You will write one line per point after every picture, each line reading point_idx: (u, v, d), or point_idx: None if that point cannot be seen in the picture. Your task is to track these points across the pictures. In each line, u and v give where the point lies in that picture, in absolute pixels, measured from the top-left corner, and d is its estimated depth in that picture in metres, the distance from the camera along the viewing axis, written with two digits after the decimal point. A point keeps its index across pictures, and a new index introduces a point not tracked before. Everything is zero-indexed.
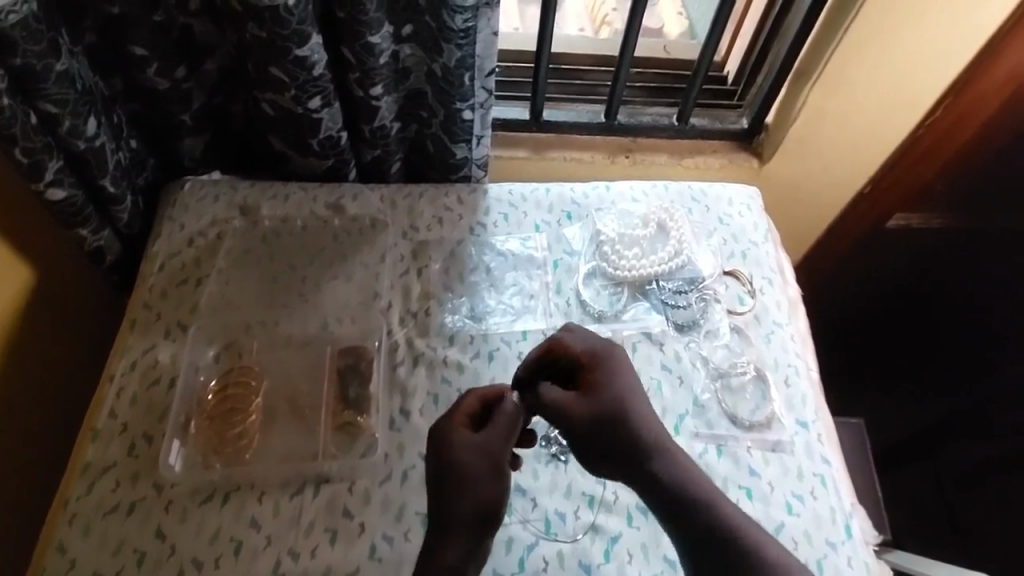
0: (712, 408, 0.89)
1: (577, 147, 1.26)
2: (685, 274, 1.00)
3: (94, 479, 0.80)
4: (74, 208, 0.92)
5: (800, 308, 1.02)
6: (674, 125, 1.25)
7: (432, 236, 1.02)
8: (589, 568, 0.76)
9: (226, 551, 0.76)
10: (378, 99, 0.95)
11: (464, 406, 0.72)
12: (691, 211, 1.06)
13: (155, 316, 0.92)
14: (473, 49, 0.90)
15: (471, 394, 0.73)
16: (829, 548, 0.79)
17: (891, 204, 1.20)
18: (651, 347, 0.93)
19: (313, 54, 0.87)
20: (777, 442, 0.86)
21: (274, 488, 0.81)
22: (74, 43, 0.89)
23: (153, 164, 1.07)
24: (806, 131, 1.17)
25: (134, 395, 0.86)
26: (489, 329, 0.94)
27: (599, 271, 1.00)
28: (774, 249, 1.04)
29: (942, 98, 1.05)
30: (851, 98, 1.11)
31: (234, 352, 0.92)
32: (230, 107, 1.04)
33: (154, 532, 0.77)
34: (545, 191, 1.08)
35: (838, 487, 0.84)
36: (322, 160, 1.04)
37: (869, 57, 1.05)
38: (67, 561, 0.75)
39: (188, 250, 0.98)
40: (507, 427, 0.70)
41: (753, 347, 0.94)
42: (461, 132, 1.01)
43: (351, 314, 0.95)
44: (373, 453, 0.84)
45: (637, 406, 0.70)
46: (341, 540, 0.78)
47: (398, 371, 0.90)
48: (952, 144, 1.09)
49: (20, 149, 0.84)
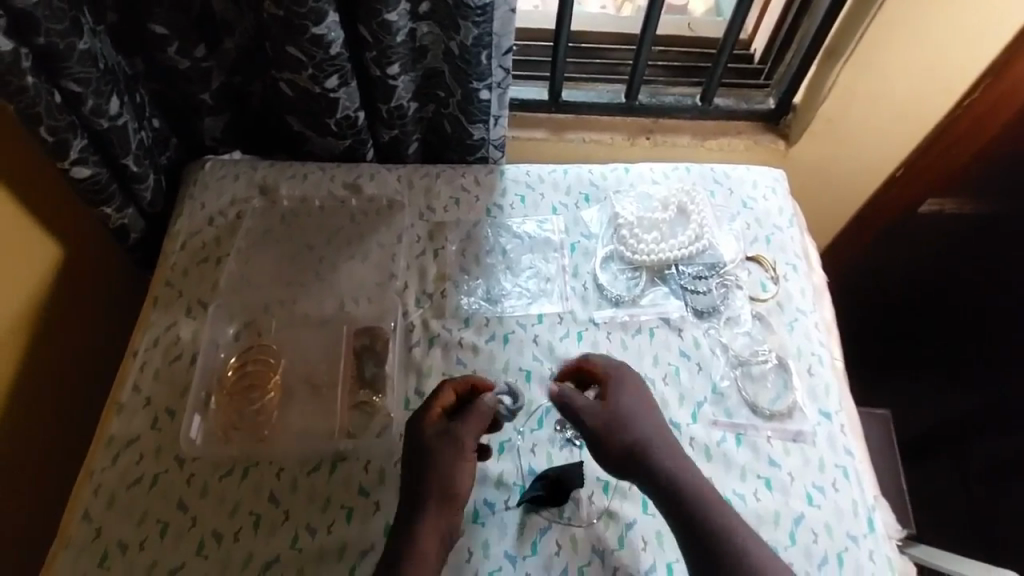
0: (732, 396, 0.88)
1: (596, 128, 1.24)
2: (706, 259, 0.98)
3: (119, 452, 0.82)
4: (98, 186, 0.94)
5: (825, 296, 1.00)
6: (697, 106, 1.22)
7: (449, 217, 1.02)
8: (603, 553, 0.77)
9: (245, 524, 0.78)
10: (396, 78, 0.95)
11: (441, 396, 0.77)
12: (714, 194, 1.04)
13: (177, 293, 0.94)
14: (491, 26, 0.89)
15: (451, 385, 0.78)
16: (850, 541, 0.78)
17: (924, 188, 1.15)
18: (669, 333, 0.92)
19: (329, 33, 0.86)
20: (798, 432, 0.85)
21: (292, 464, 0.82)
22: (97, 22, 0.89)
23: (175, 143, 1.09)
24: (834, 114, 1.17)
25: (157, 370, 0.88)
26: (504, 313, 0.94)
27: (616, 254, 0.99)
28: (799, 235, 1.02)
29: (981, 78, 0.99)
30: (882, 73, 1.08)
31: (254, 331, 0.93)
32: (250, 87, 1.04)
33: (176, 505, 0.79)
34: (562, 172, 1.06)
35: (861, 479, 0.83)
36: (340, 139, 1.04)
37: (899, 37, 1.04)
38: (94, 530, 0.77)
39: (209, 228, 1.00)
40: (482, 420, 0.75)
41: (775, 335, 0.93)
42: (478, 112, 1.00)
43: (367, 294, 0.96)
44: (388, 434, 0.84)
45: (644, 412, 0.78)
46: (357, 518, 0.79)
47: (414, 352, 0.90)
48: (992, 128, 1.02)
49: (45, 128, 0.85)
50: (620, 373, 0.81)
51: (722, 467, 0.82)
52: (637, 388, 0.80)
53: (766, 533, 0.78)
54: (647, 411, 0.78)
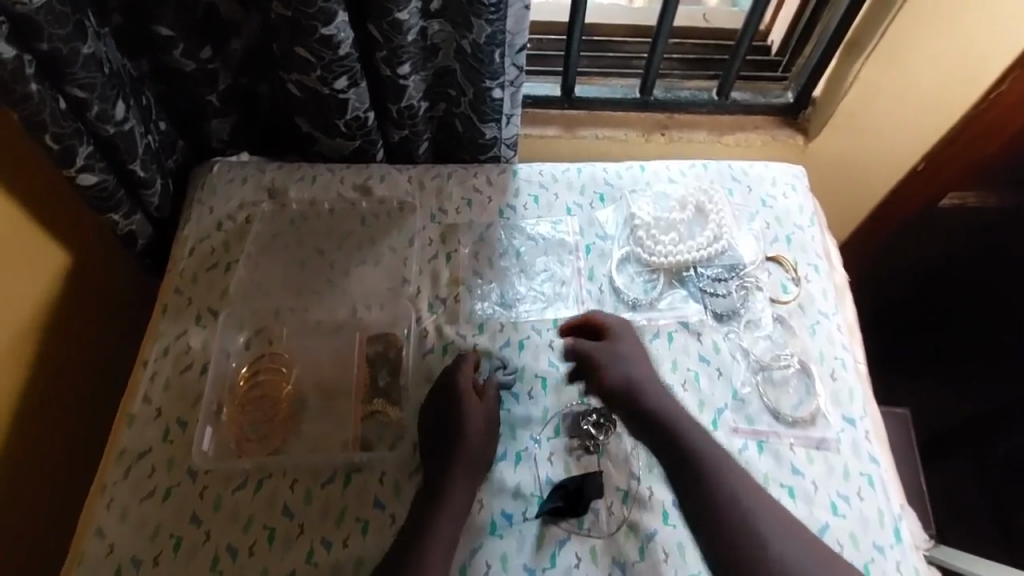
0: (753, 402, 0.85)
1: (609, 123, 1.21)
2: (725, 260, 0.95)
3: (131, 465, 0.81)
4: (105, 192, 0.92)
5: (847, 296, 0.97)
6: (713, 100, 1.19)
7: (461, 220, 1.00)
8: (623, 565, 0.75)
9: (259, 538, 0.77)
10: (406, 78, 0.92)
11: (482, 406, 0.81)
12: (732, 192, 1.01)
13: (187, 300, 0.93)
14: (504, 24, 0.86)
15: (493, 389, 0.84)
16: (876, 552, 0.76)
17: (943, 184, 1.11)
18: (688, 337, 0.90)
19: (339, 33, 0.83)
20: (821, 439, 0.83)
21: (306, 476, 0.81)
22: (101, 25, 0.87)
23: (182, 146, 1.07)
24: (855, 107, 1.13)
25: (167, 381, 0.87)
26: (519, 318, 0.92)
27: (633, 256, 0.96)
28: (821, 234, 0.99)
29: (1006, 73, 0.93)
30: (907, 64, 1.04)
31: (265, 339, 0.92)
32: (256, 88, 1.02)
33: (189, 519, 0.78)
34: (577, 171, 1.04)
35: (887, 488, 0.80)
36: (349, 141, 1.02)
37: (930, 25, 0.99)
38: (107, 545, 0.77)
39: (218, 233, 0.98)
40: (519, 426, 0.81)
41: (798, 339, 0.90)
42: (491, 111, 0.98)
43: (379, 300, 0.94)
44: (403, 444, 0.83)
45: (636, 361, 0.83)
46: (373, 531, 0.77)
47: (428, 359, 0.89)
48: (1011, 126, 0.98)
49: (50, 136, 0.83)
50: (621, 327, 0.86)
51: None
52: (636, 341, 0.85)
53: None
54: (643, 361, 0.83)
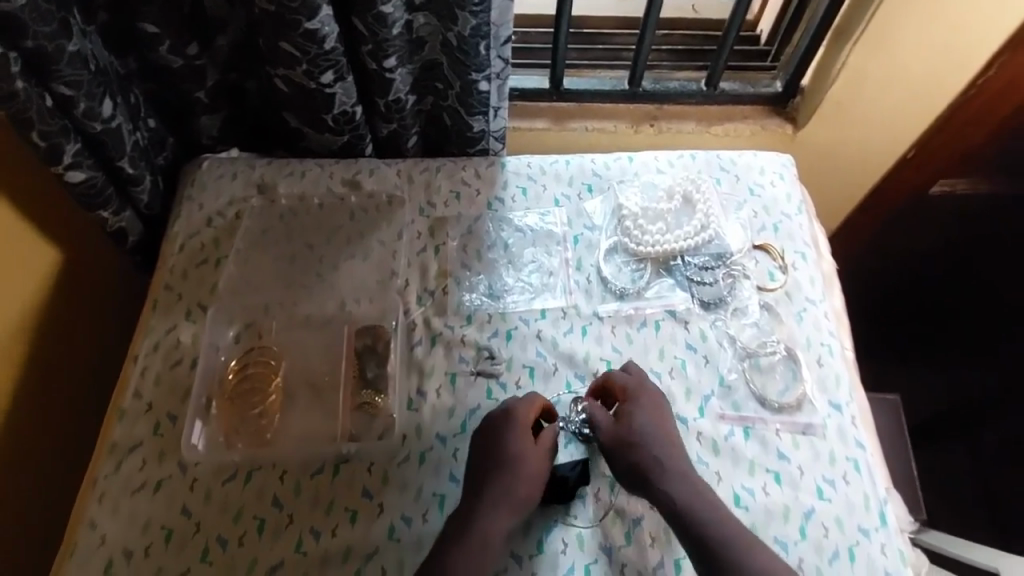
0: (739, 388, 0.86)
1: (598, 115, 1.21)
2: (713, 249, 0.96)
3: (122, 458, 0.82)
4: (94, 189, 0.92)
5: (835, 284, 0.97)
6: (702, 90, 1.19)
7: (449, 212, 1.00)
8: (610, 550, 0.75)
9: (249, 529, 0.78)
10: (392, 72, 0.92)
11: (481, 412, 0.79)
12: (720, 182, 1.02)
13: (177, 296, 0.93)
14: (488, 16, 0.86)
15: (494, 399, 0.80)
16: (861, 536, 0.76)
17: (935, 169, 1.13)
18: (675, 326, 0.90)
19: (323, 27, 0.84)
20: (808, 425, 0.83)
21: (295, 467, 0.81)
22: (88, 22, 0.88)
23: (172, 143, 1.07)
24: (843, 98, 1.11)
25: (158, 375, 0.87)
26: (507, 309, 0.92)
27: (621, 246, 0.97)
28: (808, 222, 0.99)
29: (997, 56, 0.96)
30: (892, 55, 1.03)
31: (254, 333, 0.92)
32: (245, 83, 1.03)
33: (180, 510, 0.79)
34: (564, 163, 1.04)
35: (873, 472, 0.81)
36: (337, 136, 1.02)
37: (914, 16, 0.97)
38: (99, 536, 0.77)
39: (207, 229, 0.98)
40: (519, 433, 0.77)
41: (785, 326, 0.90)
42: (477, 104, 0.98)
43: (368, 293, 0.94)
44: (391, 435, 0.84)
45: (656, 426, 0.78)
46: (361, 521, 0.78)
47: (416, 352, 0.89)
48: (1005, 105, 1.01)
49: (38, 133, 0.83)
50: (637, 389, 0.81)
51: (730, 462, 0.80)
52: (656, 404, 0.80)
53: (774, 528, 0.76)
54: (664, 428, 0.78)
